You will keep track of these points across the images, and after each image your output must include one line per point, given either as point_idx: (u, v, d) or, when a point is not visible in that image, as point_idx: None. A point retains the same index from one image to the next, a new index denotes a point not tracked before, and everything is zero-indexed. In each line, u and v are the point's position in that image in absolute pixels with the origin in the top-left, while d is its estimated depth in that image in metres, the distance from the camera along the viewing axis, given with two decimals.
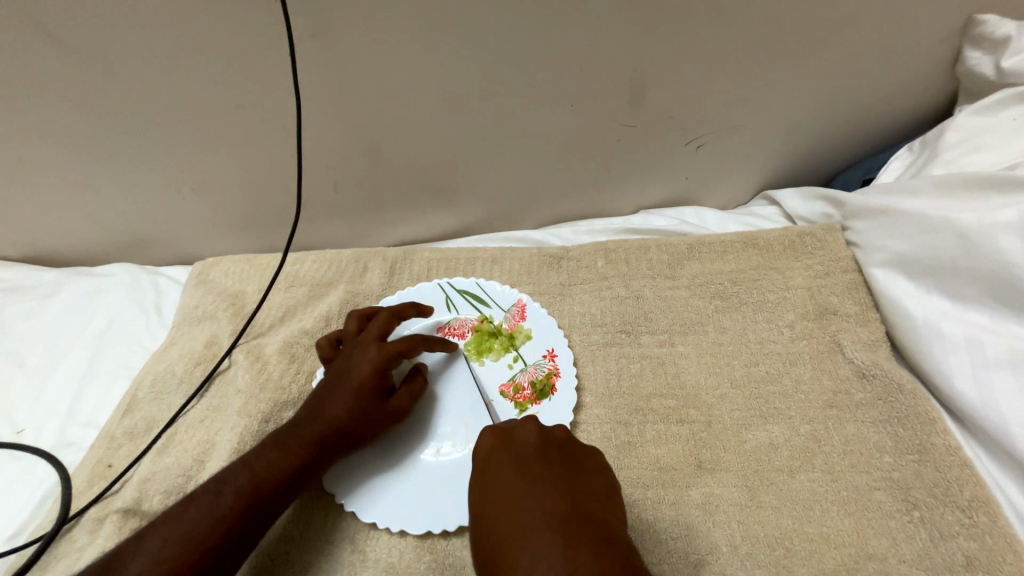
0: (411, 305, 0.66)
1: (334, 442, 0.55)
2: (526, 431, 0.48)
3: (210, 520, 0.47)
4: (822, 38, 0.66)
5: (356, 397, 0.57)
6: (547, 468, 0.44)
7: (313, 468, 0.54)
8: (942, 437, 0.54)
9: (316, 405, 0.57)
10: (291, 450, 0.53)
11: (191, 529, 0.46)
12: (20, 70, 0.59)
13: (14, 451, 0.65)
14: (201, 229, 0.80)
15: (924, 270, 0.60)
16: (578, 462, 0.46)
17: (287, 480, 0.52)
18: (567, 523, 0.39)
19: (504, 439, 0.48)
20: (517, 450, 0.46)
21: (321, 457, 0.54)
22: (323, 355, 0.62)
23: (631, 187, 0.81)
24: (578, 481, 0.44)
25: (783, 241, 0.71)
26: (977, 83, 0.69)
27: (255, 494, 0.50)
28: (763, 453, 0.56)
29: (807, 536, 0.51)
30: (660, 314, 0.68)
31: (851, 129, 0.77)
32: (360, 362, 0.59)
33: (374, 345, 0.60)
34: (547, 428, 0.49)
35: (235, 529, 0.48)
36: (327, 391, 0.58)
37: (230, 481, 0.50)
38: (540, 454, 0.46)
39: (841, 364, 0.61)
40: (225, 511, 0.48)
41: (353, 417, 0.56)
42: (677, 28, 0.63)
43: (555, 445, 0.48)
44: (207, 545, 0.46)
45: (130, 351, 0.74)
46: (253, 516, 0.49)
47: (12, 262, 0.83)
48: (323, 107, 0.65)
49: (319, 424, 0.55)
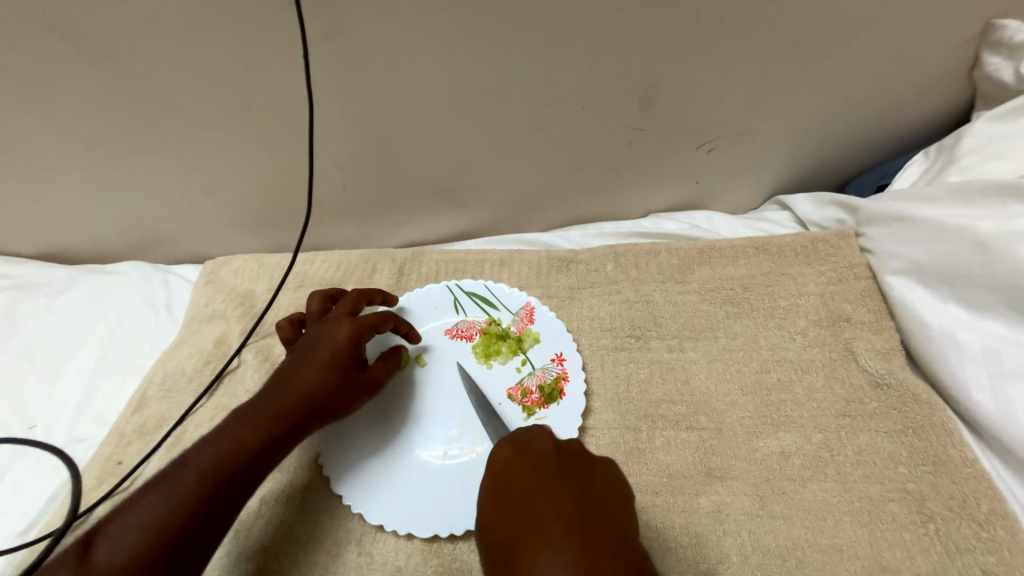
0: (381, 293, 0.68)
1: (302, 414, 0.55)
2: (543, 443, 0.48)
3: (171, 502, 0.46)
4: (838, 42, 0.65)
5: (326, 369, 0.57)
6: (562, 479, 0.44)
7: (280, 442, 0.53)
8: (958, 449, 0.54)
9: (283, 379, 0.57)
10: (257, 426, 0.53)
11: (153, 513, 0.45)
12: (36, 69, 0.60)
13: (25, 446, 0.66)
14: (212, 228, 0.80)
15: (939, 278, 0.59)
16: (594, 472, 0.46)
17: (250, 458, 0.51)
18: (580, 532, 0.39)
19: (521, 450, 0.48)
20: (533, 461, 0.46)
21: (289, 432, 0.54)
22: (285, 336, 0.63)
23: (641, 191, 0.81)
24: (593, 490, 0.44)
25: (795, 247, 0.70)
26: (995, 89, 0.68)
27: (218, 474, 0.49)
28: (775, 462, 0.55)
29: (820, 547, 0.50)
30: (670, 319, 0.67)
31: (864, 134, 0.76)
32: (331, 335, 0.59)
33: (345, 320, 0.61)
34: (562, 440, 0.49)
35: (200, 511, 0.46)
36: (296, 364, 0.58)
37: (192, 462, 0.49)
38: (556, 464, 0.46)
39: (854, 372, 0.60)
40: (187, 494, 0.47)
41: (323, 389, 0.56)
42: (691, 31, 0.62)
43: (570, 455, 0.47)
44: (172, 528, 0.45)
45: (140, 350, 0.74)
46: (218, 495, 0.48)
47: (25, 258, 0.83)
48: (336, 108, 0.66)
49: (288, 397, 0.55)
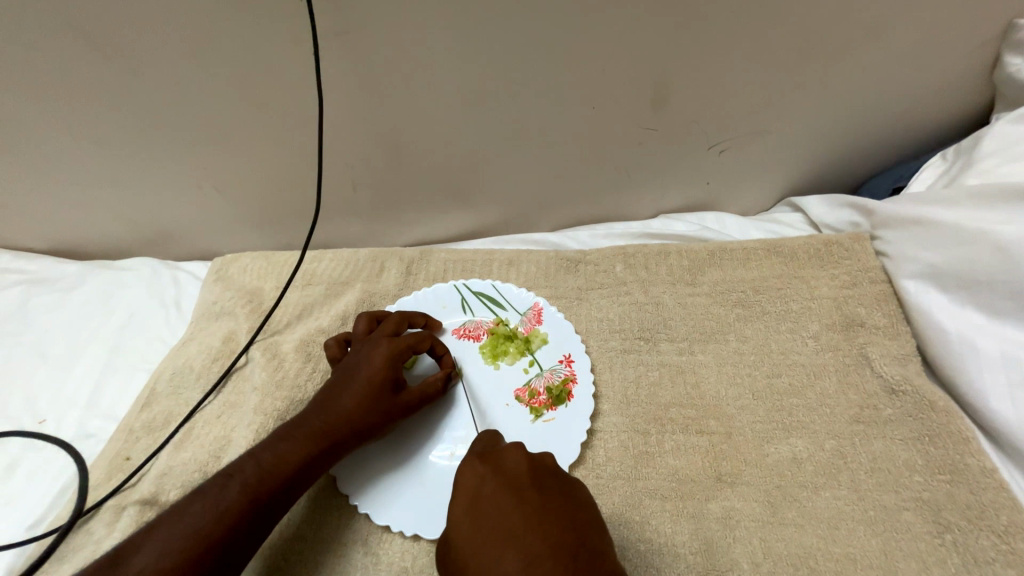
0: (422, 315, 0.67)
1: (341, 434, 0.54)
2: (516, 458, 0.48)
3: (215, 512, 0.46)
4: (855, 41, 0.64)
5: (365, 391, 0.56)
6: (541, 500, 0.44)
7: (319, 461, 0.52)
8: (976, 458, 0.52)
9: (322, 398, 0.56)
10: (298, 443, 0.52)
11: (198, 521, 0.46)
12: (49, 66, 0.60)
13: (36, 441, 0.66)
14: (221, 225, 0.80)
15: (956, 283, 0.58)
16: (569, 493, 0.46)
17: (293, 476, 0.51)
18: (567, 566, 0.39)
19: (495, 467, 0.47)
20: (509, 480, 0.46)
21: (329, 451, 0.53)
22: (332, 356, 0.62)
23: (651, 191, 0.80)
24: (572, 514, 0.44)
25: (809, 249, 0.69)
26: (1017, 90, 0.67)
27: (259, 488, 0.49)
28: (787, 468, 0.54)
29: (832, 556, 0.49)
30: (680, 322, 0.66)
31: (879, 136, 0.75)
32: (369, 355, 0.58)
33: (384, 340, 0.60)
34: (535, 455, 0.48)
35: (240, 523, 0.47)
36: (337, 384, 0.57)
37: (236, 474, 0.49)
38: (534, 485, 0.45)
39: (868, 378, 0.59)
40: (230, 505, 0.47)
41: (360, 410, 0.55)
42: (705, 29, 0.61)
43: (545, 472, 0.47)
44: (212, 538, 0.45)
45: (150, 346, 0.74)
46: (258, 510, 0.48)
47: (36, 254, 0.83)
48: (345, 107, 0.65)
49: (329, 415, 0.54)
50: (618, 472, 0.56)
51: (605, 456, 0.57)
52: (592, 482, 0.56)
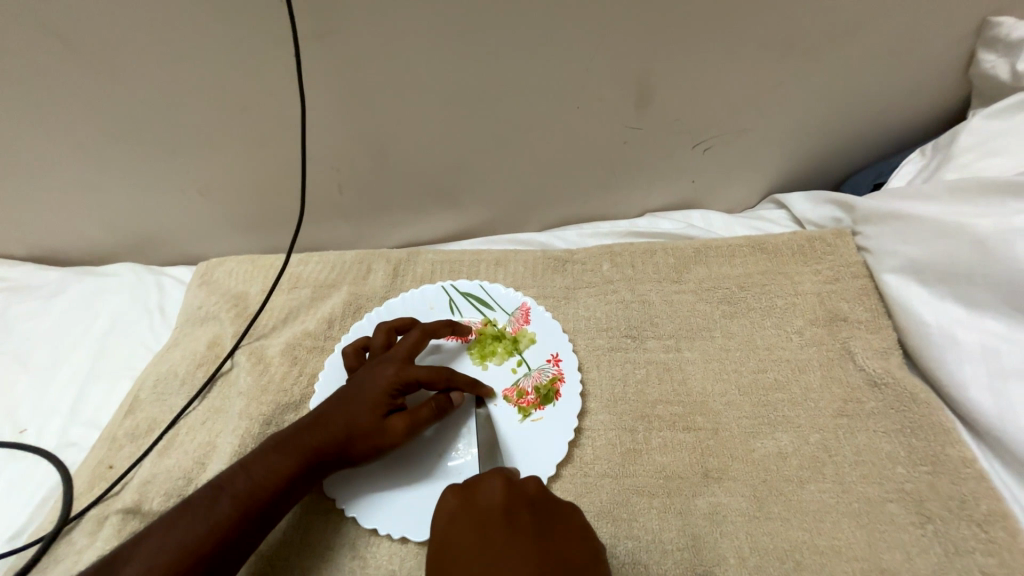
0: (446, 325, 0.64)
1: (327, 454, 0.52)
2: (490, 487, 0.46)
3: (207, 525, 0.46)
4: (833, 41, 0.65)
5: (361, 414, 0.54)
6: (506, 537, 0.42)
7: (307, 475, 0.52)
8: (957, 449, 0.53)
9: (321, 411, 0.55)
10: (291, 456, 0.51)
11: (188, 535, 0.45)
12: (26, 72, 0.59)
13: (17, 450, 0.65)
14: (205, 229, 0.80)
15: (936, 276, 0.59)
16: (551, 522, 0.44)
17: (285, 487, 0.50)
18: None
19: (467, 502, 0.45)
20: (478, 517, 0.44)
21: (316, 467, 0.52)
22: (349, 364, 0.61)
23: (636, 190, 0.80)
24: (549, 546, 0.42)
25: (793, 246, 0.70)
26: (993, 86, 0.68)
27: (252, 500, 0.49)
28: (773, 462, 0.55)
29: (817, 548, 0.50)
30: (666, 320, 0.67)
31: (860, 132, 0.76)
32: (376, 375, 0.57)
33: (394, 364, 0.57)
34: (513, 482, 0.46)
35: (230, 537, 0.47)
36: (339, 398, 0.56)
37: (228, 487, 0.49)
38: (502, 520, 0.43)
39: (852, 372, 0.60)
40: (221, 518, 0.47)
41: (349, 434, 0.53)
42: (684, 29, 0.62)
43: (522, 505, 0.45)
44: (201, 552, 0.45)
45: (133, 352, 0.74)
46: (250, 523, 0.48)
47: (16, 261, 0.82)
48: (328, 109, 0.65)
49: (320, 433, 0.53)
50: (606, 469, 0.56)
51: (593, 454, 0.57)
52: (579, 482, 0.56)
